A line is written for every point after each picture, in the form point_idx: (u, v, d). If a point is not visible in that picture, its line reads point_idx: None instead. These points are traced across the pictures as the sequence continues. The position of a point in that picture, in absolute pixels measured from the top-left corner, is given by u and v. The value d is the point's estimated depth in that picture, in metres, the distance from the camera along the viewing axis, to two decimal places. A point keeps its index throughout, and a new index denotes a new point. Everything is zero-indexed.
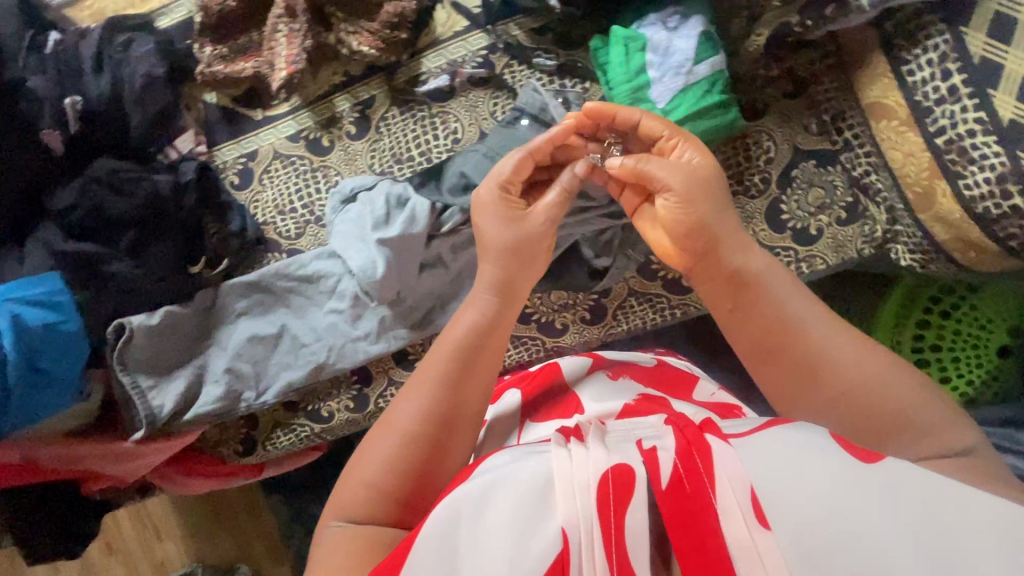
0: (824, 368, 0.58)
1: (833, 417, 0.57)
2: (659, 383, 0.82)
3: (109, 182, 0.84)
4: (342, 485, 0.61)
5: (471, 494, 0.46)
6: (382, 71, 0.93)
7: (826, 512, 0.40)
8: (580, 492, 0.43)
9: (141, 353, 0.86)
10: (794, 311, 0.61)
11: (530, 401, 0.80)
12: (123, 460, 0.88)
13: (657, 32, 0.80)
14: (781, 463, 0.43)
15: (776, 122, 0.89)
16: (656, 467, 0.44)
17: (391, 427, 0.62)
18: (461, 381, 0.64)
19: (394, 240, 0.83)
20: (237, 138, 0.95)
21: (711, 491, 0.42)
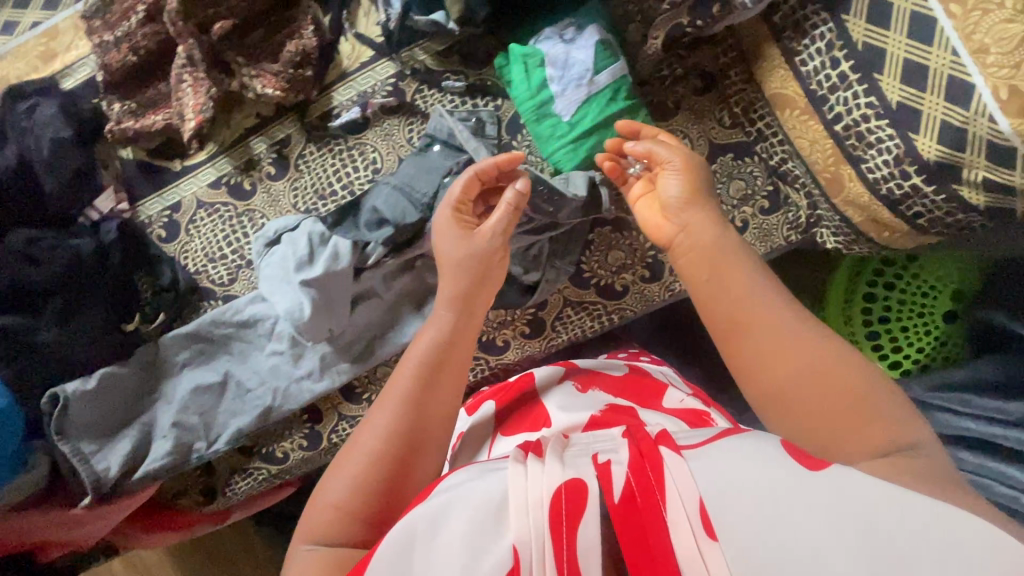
0: (796, 350, 0.58)
1: (800, 391, 0.56)
2: (628, 393, 0.82)
3: (27, 253, 0.84)
4: (311, 507, 0.60)
5: (427, 514, 0.47)
6: (294, 109, 0.93)
7: (766, 518, 0.41)
8: (534, 508, 0.44)
9: (80, 419, 0.86)
10: (766, 292, 0.62)
11: (504, 414, 0.81)
12: (74, 527, 0.88)
13: (554, 46, 0.80)
14: (727, 472, 0.45)
15: (689, 120, 0.88)
16: (609, 481, 0.45)
17: (364, 441, 0.62)
18: (429, 395, 0.65)
19: (318, 280, 0.83)
20: (158, 191, 0.95)
21: (661, 501, 0.43)
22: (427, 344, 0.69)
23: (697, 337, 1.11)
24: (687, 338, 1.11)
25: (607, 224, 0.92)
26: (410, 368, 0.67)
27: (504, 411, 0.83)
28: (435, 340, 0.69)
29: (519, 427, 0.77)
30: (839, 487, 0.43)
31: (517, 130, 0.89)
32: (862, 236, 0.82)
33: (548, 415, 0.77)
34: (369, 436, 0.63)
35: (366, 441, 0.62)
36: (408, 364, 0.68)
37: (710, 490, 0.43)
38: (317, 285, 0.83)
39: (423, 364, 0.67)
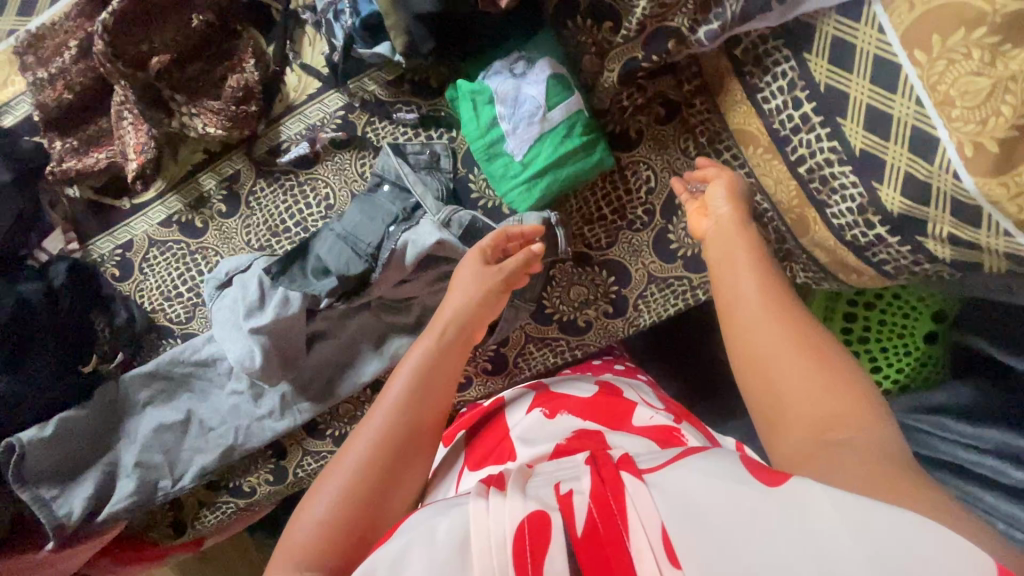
0: (780, 331, 0.56)
1: (793, 353, 0.55)
2: (597, 414, 0.78)
3: None
4: (291, 526, 0.58)
5: (390, 554, 0.48)
6: (243, 144, 0.89)
7: (724, 541, 0.42)
8: (497, 549, 0.46)
9: (39, 465, 0.86)
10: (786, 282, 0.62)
11: (472, 448, 0.79)
12: (43, 568, 0.89)
13: (503, 81, 0.75)
14: (684, 496, 0.47)
15: (651, 150, 0.85)
16: (571, 511, 0.48)
17: (352, 458, 0.61)
18: (421, 414, 0.65)
19: (269, 326, 0.81)
20: (108, 229, 0.92)
21: (624, 532, 0.46)
22: (420, 361, 0.69)
23: (668, 363, 1.09)
24: (659, 363, 1.09)
25: (570, 257, 0.88)
26: (402, 384, 0.67)
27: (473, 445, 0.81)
28: (428, 358, 0.69)
29: (483, 463, 0.75)
30: (801, 500, 0.42)
31: (473, 164, 0.85)
32: (834, 277, 0.78)
33: (513, 450, 0.74)
34: (356, 453, 0.62)
35: (353, 458, 0.61)
36: (400, 378, 0.68)
37: (668, 515, 0.46)
38: (268, 332, 0.82)
39: (415, 381, 0.67)
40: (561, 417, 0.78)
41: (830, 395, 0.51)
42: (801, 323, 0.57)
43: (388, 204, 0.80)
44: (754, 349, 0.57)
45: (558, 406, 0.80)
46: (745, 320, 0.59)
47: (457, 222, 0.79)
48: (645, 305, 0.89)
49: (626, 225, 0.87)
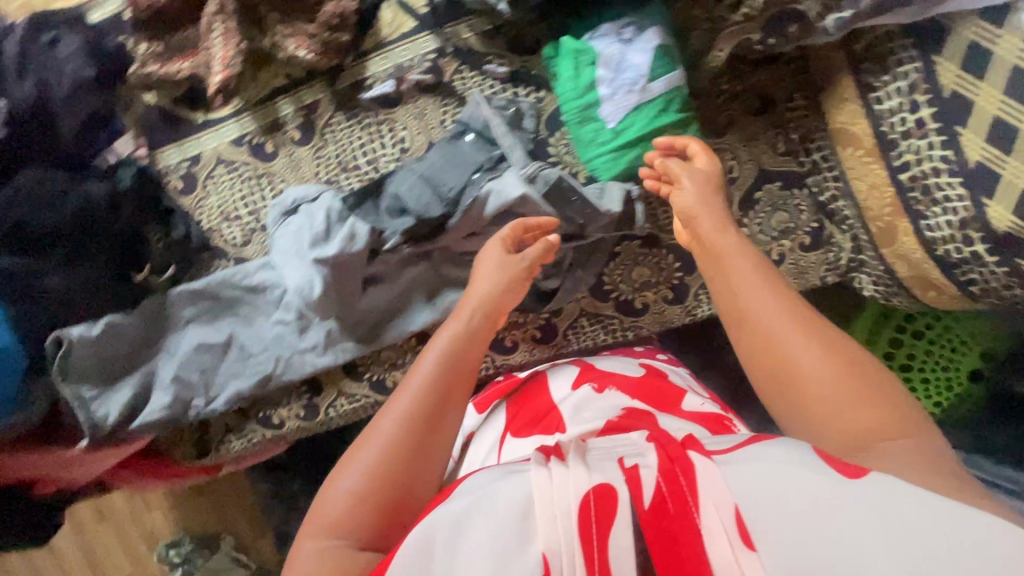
0: (793, 336, 0.54)
1: (819, 366, 0.52)
2: (646, 394, 0.77)
3: (33, 194, 0.78)
4: (319, 502, 0.56)
5: (448, 517, 0.47)
6: (326, 74, 0.88)
7: (799, 530, 0.42)
8: (563, 517, 0.45)
9: (82, 364, 0.85)
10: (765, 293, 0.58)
11: (514, 414, 0.78)
12: (71, 466, 0.89)
13: (609, 44, 0.74)
14: (757, 480, 0.45)
15: (740, 140, 0.83)
16: (638, 487, 0.46)
17: (379, 439, 0.58)
18: (451, 396, 0.62)
19: (332, 258, 0.80)
20: (179, 141, 0.92)
21: (694, 509, 0.44)
22: (449, 340, 0.66)
23: (708, 362, 1.07)
24: (699, 360, 1.07)
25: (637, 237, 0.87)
26: (430, 363, 0.63)
27: (516, 411, 0.79)
28: (458, 338, 0.66)
29: (531, 429, 0.74)
30: (877, 494, 0.42)
31: (557, 127, 0.84)
32: (904, 289, 0.78)
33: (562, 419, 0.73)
34: (384, 434, 0.58)
35: (382, 439, 0.57)
36: (428, 357, 0.64)
37: (742, 496, 0.44)
38: (329, 263, 0.81)
39: (445, 360, 0.64)
40: (610, 394, 0.77)
41: (860, 394, 0.50)
42: (814, 317, 0.56)
43: (474, 154, 0.79)
44: (779, 350, 0.55)
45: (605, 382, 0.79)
46: (759, 320, 0.56)
47: (538, 179, 0.77)
48: (706, 296, 0.87)
49: None
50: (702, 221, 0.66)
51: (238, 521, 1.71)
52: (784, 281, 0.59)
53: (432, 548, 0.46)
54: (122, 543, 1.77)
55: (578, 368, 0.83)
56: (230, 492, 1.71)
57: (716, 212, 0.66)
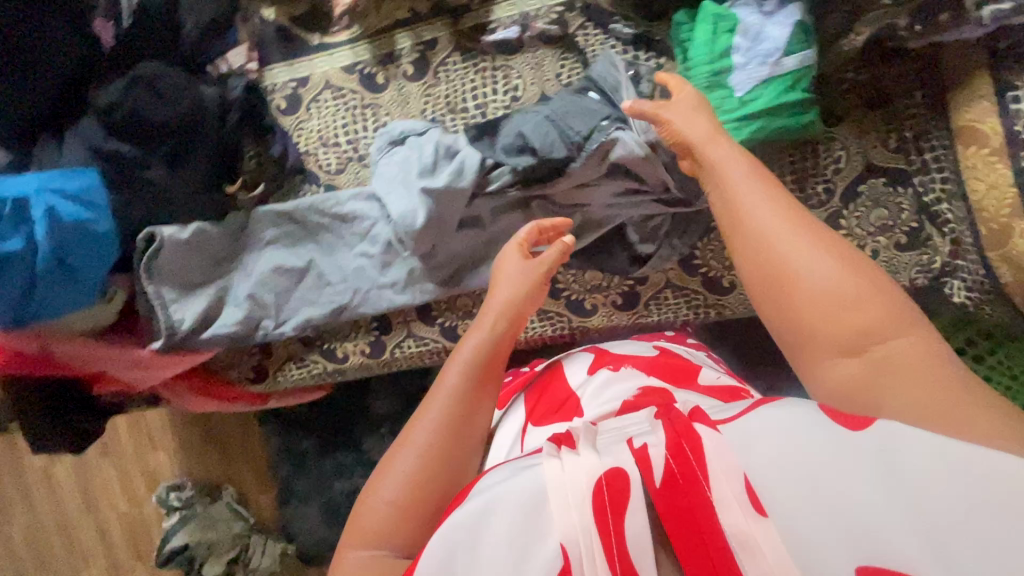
0: (801, 247, 0.50)
1: (825, 284, 0.48)
2: (663, 371, 0.74)
3: (153, 86, 0.79)
4: (358, 511, 0.56)
5: (465, 519, 0.43)
6: (449, 13, 0.89)
7: (819, 508, 0.36)
8: (575, 504, 0.41)
9: (168, 264, 0.84)
10: (757, 203, 0.55)
11: (530, 402, 0.74)
12: (137, 368, 0.87)
13: (750, 14, 0.75)
14: (773, 452, 0.39)
15: (852, 133, 0.83)
16: (649, 466, 0.41)
17: (413, 447, 0.57)
18: (481, 402, 0.62)
19: (440, 190, 0.81)
20: (291, 60, 0.92)
21: (704, 484, 0.39)
22: (476, 344, 0.65)
23: (770, 359, 1.06)
24: (759, 356, 1.06)
25: None
26: (459, 371, 0.62)
27: (530, 398, 0.76)
28: (482, 344, 0.65)
29: (552, 415, 0.70)
30: (886, 449, 0.37)
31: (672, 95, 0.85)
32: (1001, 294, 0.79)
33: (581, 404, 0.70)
34: (416, 444, 0.57)
35: (416, 446, 0.57)
36: (456, 363, 0.63)
37: (752, 466, 0.39)
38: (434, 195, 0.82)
39: (473, 367, 0.63)
40: (626, 373, 0.74)
41: (856, 297, 0.47)
42: (829, 233, 0.51)
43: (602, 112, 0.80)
44: (770, 247, 0.52)
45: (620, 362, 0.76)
46: (760, 229, 0.53)
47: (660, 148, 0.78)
48: None
49: (802, 198, 0.86)
50: (714, 167, 0.62)
51: (244, 471, 1.68)
52: (785, 195, 0.55)
53: (455, 549, 0.42)
54: (123, 479, 1.74)
55: (591, 353, 0.80)
56: (240, 439, 1.68)
57: (711, 134, 0.65)
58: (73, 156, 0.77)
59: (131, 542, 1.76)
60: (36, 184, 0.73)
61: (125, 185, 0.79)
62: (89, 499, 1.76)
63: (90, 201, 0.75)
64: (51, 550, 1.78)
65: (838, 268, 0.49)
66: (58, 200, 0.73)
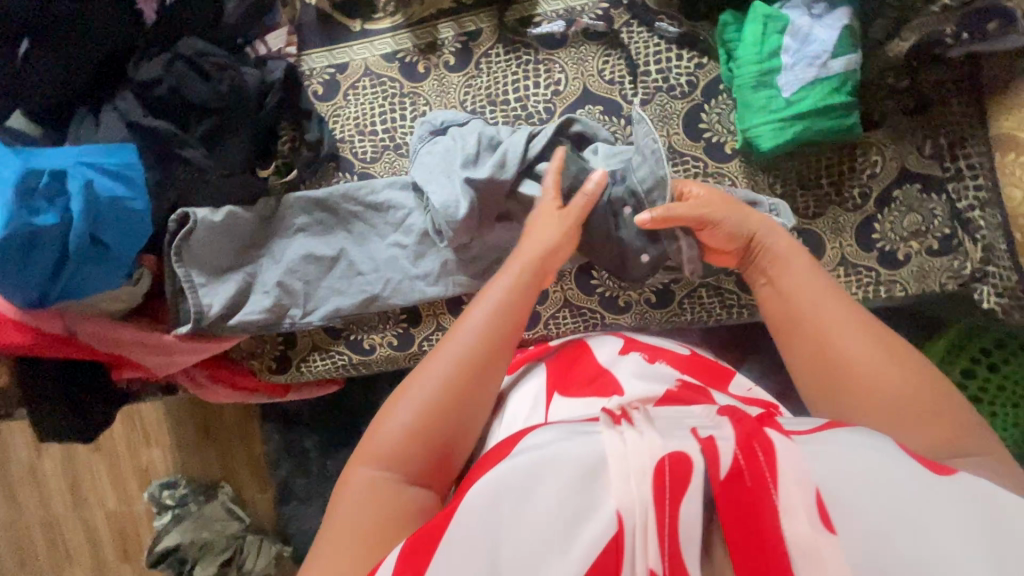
0: (856, 349, 0.54)
1: (888, 384, 0.51)
2: (695, 370, 0.74)
3: (197, 64, 0.78)
4: (368, 438, 0.57)
5: (512, 486, 0.42)
6: (494, 6, 0.89)
7: (888, 528, 0.36)
8: (635, 476, 0.39)
9: (198, 248, 0.82)
10: (812, 305, 0.59)
11: (556, 373, 0.73)
12: (161, 353, 0.84)
13: (800, 16, 0.76)
14: (848, 472, 0.39)
15: (887, 137, 0.86)
16: (714, 457, 0.39)
17: (428, 384, 0.58)
18: (499, 353, 0.62)
19: (482, 181, 0.80)
20: (330, 46, 0.91)
21: (774, 486, 0.37)
22: (499, 296, 0.65)
23: None
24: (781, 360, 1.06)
25: None
26: (479, 320, 0.62)
27: (555, 369, 0.74)
28: (506, 297, 0.65)
29: (584, 389, 0.69)
30: (967, 495, 0.39)
31: (713, 95, 0.86)
32: None
33: (617, 382, 0.70)
34: (431, 381, 0.58)
35: (433, 382, 0.58)
36: (476, 313, 0.63)
37: (828, 482, 0.38)
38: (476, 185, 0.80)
39: (493, 319, 0.63)
40: (660, 365, 0.73)
41: (918, 402, 0.50)
42: (879, 330, 0.55)
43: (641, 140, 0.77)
44: (833, 345, 0.55)
45: (656, 354, 0.75)
46: (816, 330, 0.57)
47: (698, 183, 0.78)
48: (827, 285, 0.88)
49: (838, 202, 0.87)
50: (768, 247, 0.68)
51: (242, 469, 1.63)
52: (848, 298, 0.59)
53: (499, 503, 0.42)
54: (114, 474, 1.69)
55: (621, 338, 0.79)
56: (239, 437, 1.63)
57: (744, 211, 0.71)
58: (108, 133, 0.75)
59: (120, 540, 1.70)
60: (74, 157, 0.71)
61: (163, 162, 0.78)
62: (78, 494, 1.70)
63: (127, 176, 0.73)
64: (35, 545, 1.72)
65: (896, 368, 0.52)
66: (95, 174, 0.71)
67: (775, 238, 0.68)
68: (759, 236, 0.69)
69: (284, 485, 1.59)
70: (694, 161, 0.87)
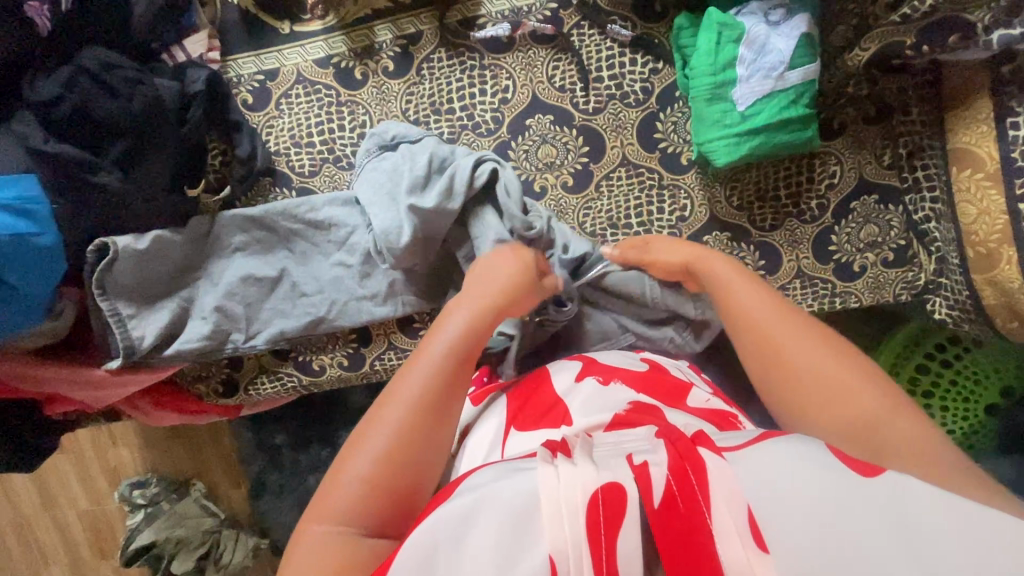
0: (788, 333, 0.55)
1: (814, 361, 0.52)
2: (654, 389, 0.71)
3: (104, 79, 0.71)
4: (325, 488, 0.52)
5: (454, 511, 0.42)
6: (434, 4, 0.83)
7: (814, 537, 0.36)
8: (568, 514, 0.39)
9: (124, 278, 0.77)
10: (745, 297, 0.59)
11: (514, 404, 0.72)
12: (93, 387, 0.80)
13: (756, 24, 0.71)
14: (774, 487, 0.39)
15: (847, 146, 0.83)
16: (647, 484, 0.39)
17: (386, 427, 0.54)
18: (460, 387, 0.59)
19: (428, 208, 0.76)
20: (258, 50, 0.85)
21: (705, 508, 0.37)
22: (458, 328, 0.61)
23: None
24: None
25: (726, 230, 0.85)
26: (439, 353, 0.59)
27: (514, 399, 0.73)
28: (465, 328, 0.62)
29: (537, 423, 0.68)
30: (895, 494, 0.38)
31: (668, 103, 0.82)
32: (982, 315, 0.79)
33: (568, 412, 0.68)
34: (389, 422, 0.54)
35: (393, 422, 0.54)
36: (436, 345, 0.60)
37: (755, 499, 0.38)
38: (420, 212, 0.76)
39: (454, 352, 0.59)
40: (615, 387, 0.71)
41: (844, 388, 0.50)
42: (811, 323, 0.56)
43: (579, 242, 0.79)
44: (765, 336, 0.56)
45: (611, 374, 0.73)
46: (749, 315, 0.58)
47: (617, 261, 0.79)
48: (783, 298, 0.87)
49: (794, 213, 0.85)
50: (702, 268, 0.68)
51: (213, 468, 1.62)
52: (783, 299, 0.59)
53: (437, 542, 0.41)
54: (83, 476, 1.66)
55: (580, 362, 0.77)
56: (209, 437, 1.61)
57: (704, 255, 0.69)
58: (1, 159, 0.67)
59: (95, 538, 1.69)
60: None
61: (76, 192, 0.71)
62: (47, 496, 1.67)
63: (28, 210, 0.66)
64: (7, 549, 1.70)
65: (825, 357, 0.52)
66: None
67: (717, 260, 0.67)
68: (695, 267, 0.68)
69: (254, 485, 1.58)
70: (648, 173, 0.83)
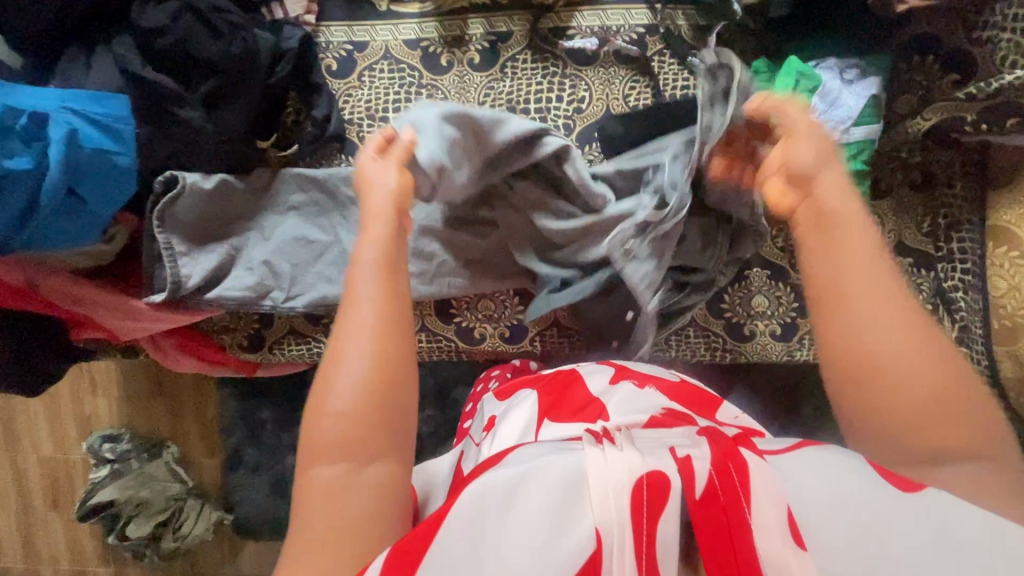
0: (899, 330, 0.48)
1: (923, 370, 0.46)
2: (686, 398, 0.73)
3: (208, 18, 0.72)
4: (310, 437, 0.49)
5: (494, 486, 0.40)
6: (528, 9, 0.87)
7: (851, 538, 0.36)
8: (614, 494, 0.39)
9: (185, 215, 0.78)
10: (845, 266, 0.51)
11: (545, 398, 0.73)
12: (128, 317, 0.80)
13: (831, 79, 0.76)
14: (817, 494, 0.39)
15: (891, 208, 0.84)
16: (691, 476, 0.39)
17: (352, 362, 0.51)
18: (396, 295, 0.55)
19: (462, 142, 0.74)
20: (352, 22, 0.88)
21: (745, 506, 0.38)
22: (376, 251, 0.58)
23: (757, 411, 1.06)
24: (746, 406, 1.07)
25: (767, 269, 0.89)
26: (371, 278, 0.55)
27: (546, 395, 0.74)
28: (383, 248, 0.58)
29: (572, 417, 0.69)
30: (937, 511, 0.38)
31: None
32: (996, 387, 0.83)
33: (604, 409, 0.68)
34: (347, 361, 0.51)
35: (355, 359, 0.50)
36: (366, 275, 0.56)
37: (795, 500, 0.38)
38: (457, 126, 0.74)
39: (384, 273, 0.56)
40: (649, 391, 0.73)
41: (940, 409, 0.45)
42: (923, 323, 0.49)
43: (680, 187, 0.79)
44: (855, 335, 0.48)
45: (645, 380, 0.75)
46: (856, 313, 0.49)
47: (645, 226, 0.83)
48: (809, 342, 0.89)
49: None
50: (824, 176, 0.56)
51: (190, 433, 1.55)
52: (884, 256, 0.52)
53: (478, 521, 0.39)
54: (53, 420, 1.59)
55: (612, 367, 0.79)
56: (188, 401, 1.54)
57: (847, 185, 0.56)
58: (99, 78, 0.70)
59: (51, 489, 1.61)
60: (59, 102, 0.66)
61: (158, 119, 0.71)
62: (10, 435, 1.61)
63: (116, 129, 0.69)
64: None
65: (926, 371, 0.46)
66: (81, 122, 0.66)
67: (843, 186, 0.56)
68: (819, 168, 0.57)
69: (226, 457, 1.52)
70: None
